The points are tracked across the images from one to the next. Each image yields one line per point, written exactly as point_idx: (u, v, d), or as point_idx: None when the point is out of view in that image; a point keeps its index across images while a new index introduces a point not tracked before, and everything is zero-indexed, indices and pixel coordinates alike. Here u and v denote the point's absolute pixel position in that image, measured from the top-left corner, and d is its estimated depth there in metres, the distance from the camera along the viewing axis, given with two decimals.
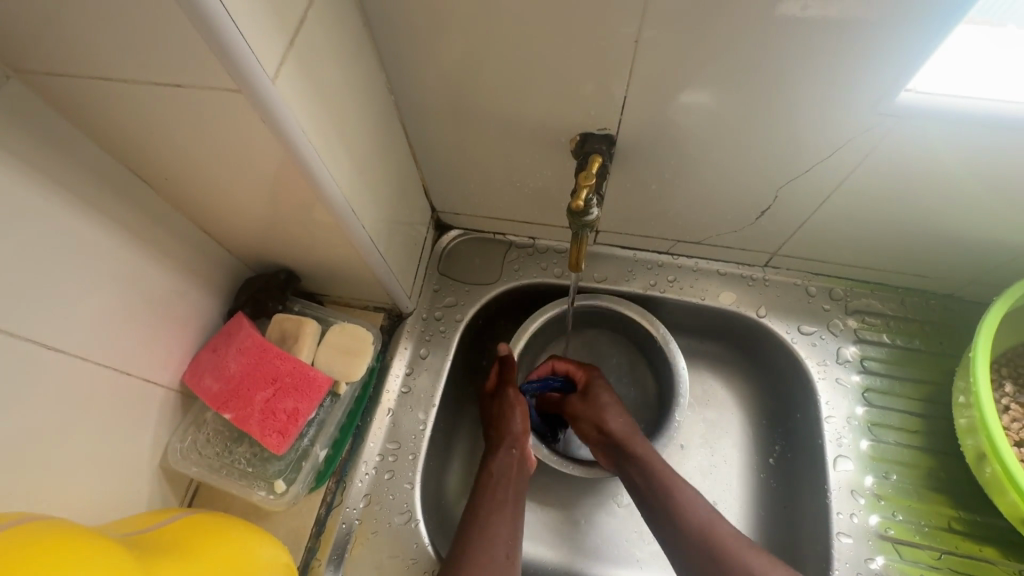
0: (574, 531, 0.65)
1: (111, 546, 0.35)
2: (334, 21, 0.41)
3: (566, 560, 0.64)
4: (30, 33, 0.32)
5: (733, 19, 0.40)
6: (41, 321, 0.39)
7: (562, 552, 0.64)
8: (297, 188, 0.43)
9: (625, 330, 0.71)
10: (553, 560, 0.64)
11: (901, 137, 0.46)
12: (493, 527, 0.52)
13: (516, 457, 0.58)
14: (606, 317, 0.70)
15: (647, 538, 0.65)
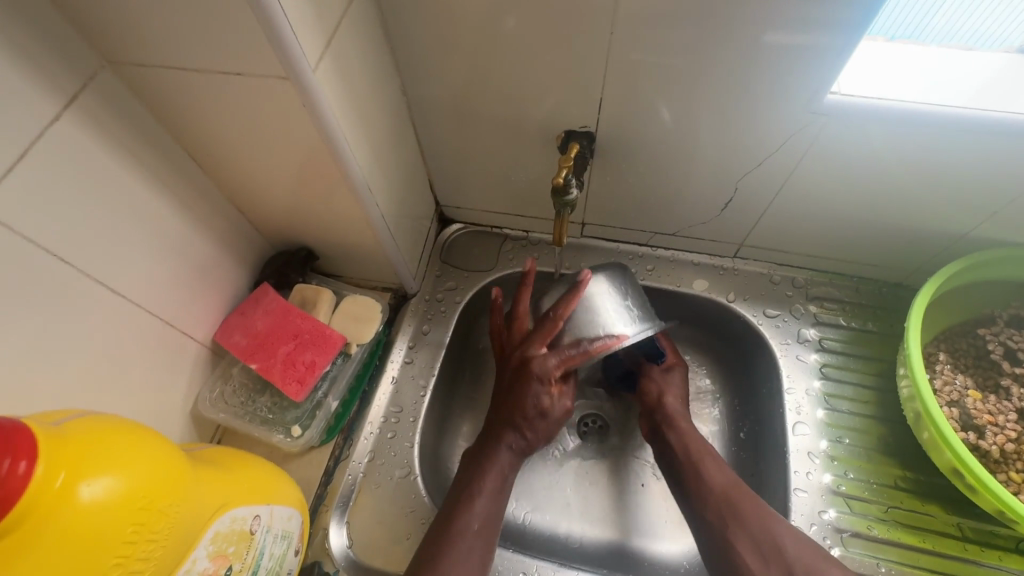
0: (560, 499, 0.71)
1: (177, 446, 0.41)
2: (361, 31, 0.49)
3: (551, 524, 0.69)
4: (124, 31, 0.40)
5: (687, 36, 0.49)
6: (106, 267, 0.46)
7: (548, 516, 0.70)
8: (324, 169, 0.51)
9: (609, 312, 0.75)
10: (536, 521, 0.69)
11: (835, 136, 0.54)
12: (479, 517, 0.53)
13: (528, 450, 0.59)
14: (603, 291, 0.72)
15: (627, 505, 0.70)
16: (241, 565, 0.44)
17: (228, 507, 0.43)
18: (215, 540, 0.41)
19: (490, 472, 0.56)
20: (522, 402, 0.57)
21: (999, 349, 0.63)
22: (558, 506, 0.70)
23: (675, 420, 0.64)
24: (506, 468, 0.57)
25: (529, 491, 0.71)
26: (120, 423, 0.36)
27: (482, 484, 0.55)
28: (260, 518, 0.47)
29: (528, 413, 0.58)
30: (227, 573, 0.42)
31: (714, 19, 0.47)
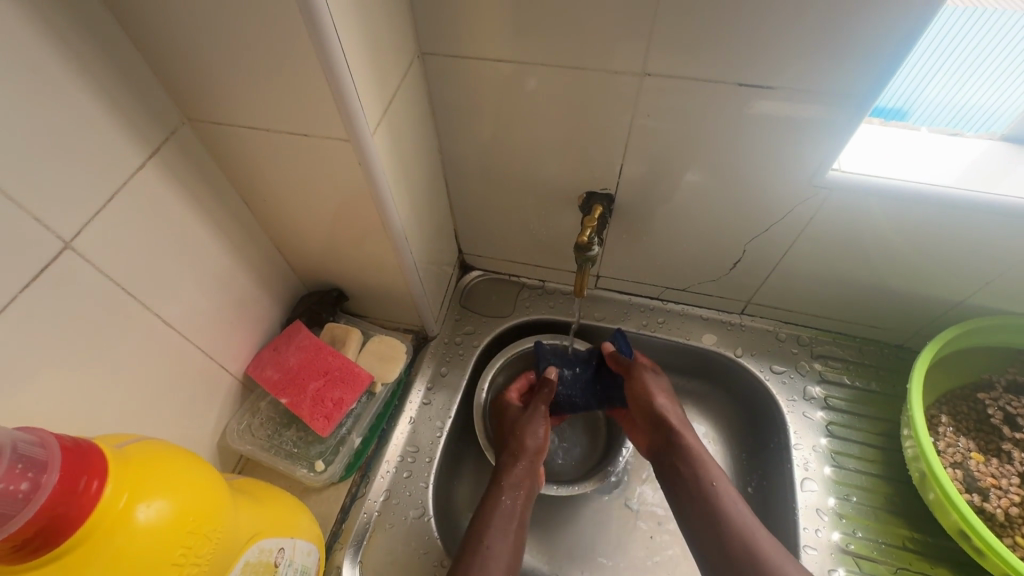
0: (569, 549, 0.70)
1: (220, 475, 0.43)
2: (410, 99, 0.55)
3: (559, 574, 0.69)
4: (209, 96, 0.46)
5: (702, 113, 0.54)
6: (163, 301, 0.50)
7: (556, 566, 0.69)
8: (367, 217, 0.56)
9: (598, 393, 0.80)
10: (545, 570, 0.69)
11: (837, 206, 0.59)
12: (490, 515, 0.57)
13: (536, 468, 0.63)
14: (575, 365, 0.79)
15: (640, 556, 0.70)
16: None
17: (258, 539, 0.44)
18: (246, 569, 0.42)
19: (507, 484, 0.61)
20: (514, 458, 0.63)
21: (998, 414, 0.65)
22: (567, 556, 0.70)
23: (681, 435, 0.63)
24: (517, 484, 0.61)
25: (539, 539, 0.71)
26: (176, 453, 0.38)
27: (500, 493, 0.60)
28: (285, 552, 0.48)
29: (524, 470, 0.62)
30: None
31: (727, 102, 0.53)
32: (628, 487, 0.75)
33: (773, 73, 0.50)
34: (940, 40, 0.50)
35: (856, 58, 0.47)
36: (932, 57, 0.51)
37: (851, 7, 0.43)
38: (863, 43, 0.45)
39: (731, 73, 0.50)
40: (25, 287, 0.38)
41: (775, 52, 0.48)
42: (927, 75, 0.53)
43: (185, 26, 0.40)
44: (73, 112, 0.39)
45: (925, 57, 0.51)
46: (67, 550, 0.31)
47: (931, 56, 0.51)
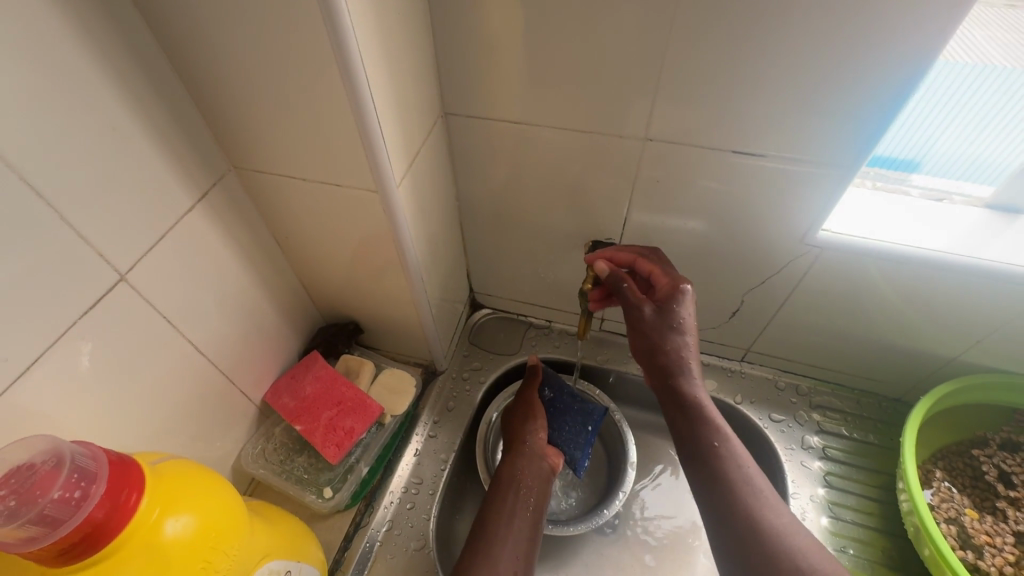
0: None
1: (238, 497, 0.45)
2: (434, 153, 0.61)
3: None
4: (256, 148, 0.51)
5: (700, 171, 0.59)
6: (198, 330, 0.54)
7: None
8: (389, 258, 0.60)
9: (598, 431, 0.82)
10: None
11: (828, 262, 0.63)
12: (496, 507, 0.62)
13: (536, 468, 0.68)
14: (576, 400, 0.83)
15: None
16: None
17: (269, 559, 0.46)
18: None
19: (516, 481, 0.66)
20: (515, 464, 0.68)
21: (993, 471, 0.65)
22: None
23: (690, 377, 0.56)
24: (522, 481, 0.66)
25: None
26: (203, 472, 0.42)
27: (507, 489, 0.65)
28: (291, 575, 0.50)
29: (528, 473, 0.67)
30: None
31: (722, 164, 0.58)
32: (627, 528, 0.76)
33: (765, 140, 0.55)
34: (939, 92, 0.52)
35: (840, 128, 0.52)
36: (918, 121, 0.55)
37: (832, 84, 0.49)
38: (847, 116, 0.51)
39: (726, 140, 0.56)
40: (82, 315, 0.42)
41: (766, 121, 0.53)
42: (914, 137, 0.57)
43: (243, 89, 0.46)
44: (138, 162, 0.44)
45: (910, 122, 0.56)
46: (102, 558, 0.34)
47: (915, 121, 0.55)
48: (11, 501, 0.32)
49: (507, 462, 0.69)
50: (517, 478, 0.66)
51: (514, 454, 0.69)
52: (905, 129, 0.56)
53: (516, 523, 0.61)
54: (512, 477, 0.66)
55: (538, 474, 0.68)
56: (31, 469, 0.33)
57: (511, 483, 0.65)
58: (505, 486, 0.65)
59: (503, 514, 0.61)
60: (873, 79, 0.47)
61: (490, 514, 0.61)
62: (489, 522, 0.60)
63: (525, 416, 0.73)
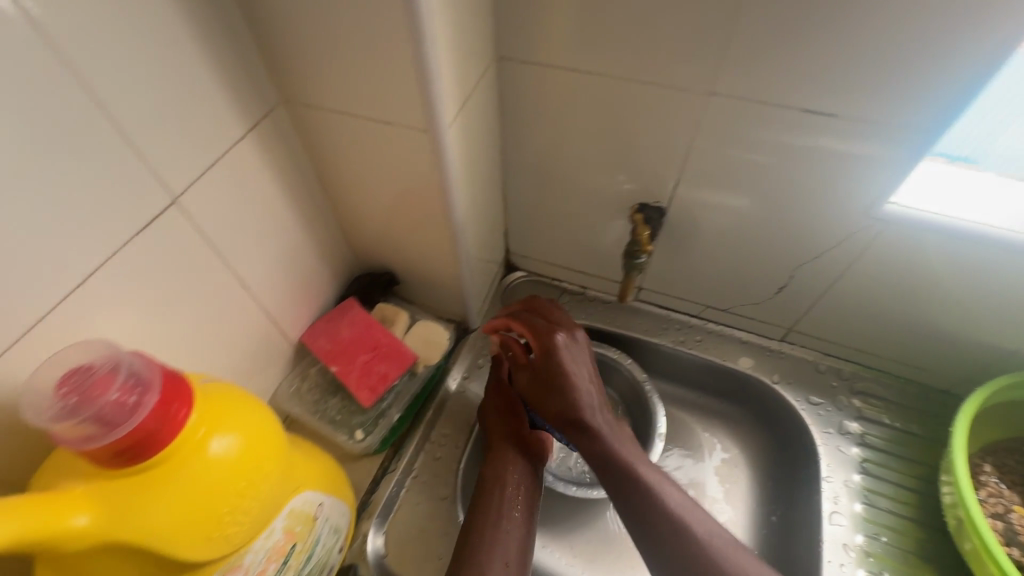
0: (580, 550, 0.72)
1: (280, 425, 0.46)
2: (484, 99, 0.59)
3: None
4: (308, 80, 0.50)
5: (765, 134, 0.56)
6: (242, 264, 0.54)
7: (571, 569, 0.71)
8: (432, 205, 0.59)
9: (627, 400, 0.81)
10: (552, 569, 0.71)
11: (891, 240, 0.59)
12: (489, 502, 0.57)
13: (522, 462, 0.62)
14: (605, 365, 0.82)
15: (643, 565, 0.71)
16: (302, 545, 0.48)
17: (304, 488, 0.47)
18: (290, 516, 0.45)
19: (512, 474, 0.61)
20: (496, 464, 0.62)
21: None
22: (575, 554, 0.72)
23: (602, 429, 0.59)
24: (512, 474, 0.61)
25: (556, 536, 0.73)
26: (247, 396, 0.42)
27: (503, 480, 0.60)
28: (323, 507, 0.51)
29: (513, 473, 0.61)
30: (291, 550, 0.46)
31: (787, 127, 0.54)
32: None
33: (843, 101, 0.50)
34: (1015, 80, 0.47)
35: (927, 90, 0.47)
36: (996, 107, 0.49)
37: (928, 39, 0.44)
38: (935, 73, 0.46)
39: (798, 98, 0.52)
40: (137, 233, 0.43)
41: (844, 78, 0.49)
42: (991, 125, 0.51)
43: (299, 13, 0.44)
44: (194, 83, 0.43)
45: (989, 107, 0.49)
46: (153, 466, 0.35)
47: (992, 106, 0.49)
48: (72, 398, 0.32)
49: (487, 462, 0.63)
50: (501, 480, 0.60)
51: (494, 453, 0.63)
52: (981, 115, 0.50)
53: (507, 534, 0.55)
54: (495, 480, 0.60)
55: (522, 470, 0.62)
56: (93, 369, 0.34)
57: (494, 486, 0.59)
58: (489, 489, 0.59)
59: (489, 525, 0.55)
60: (977, 33, 0.43)
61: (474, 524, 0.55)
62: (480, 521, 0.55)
63: (507, 409, 0.67)
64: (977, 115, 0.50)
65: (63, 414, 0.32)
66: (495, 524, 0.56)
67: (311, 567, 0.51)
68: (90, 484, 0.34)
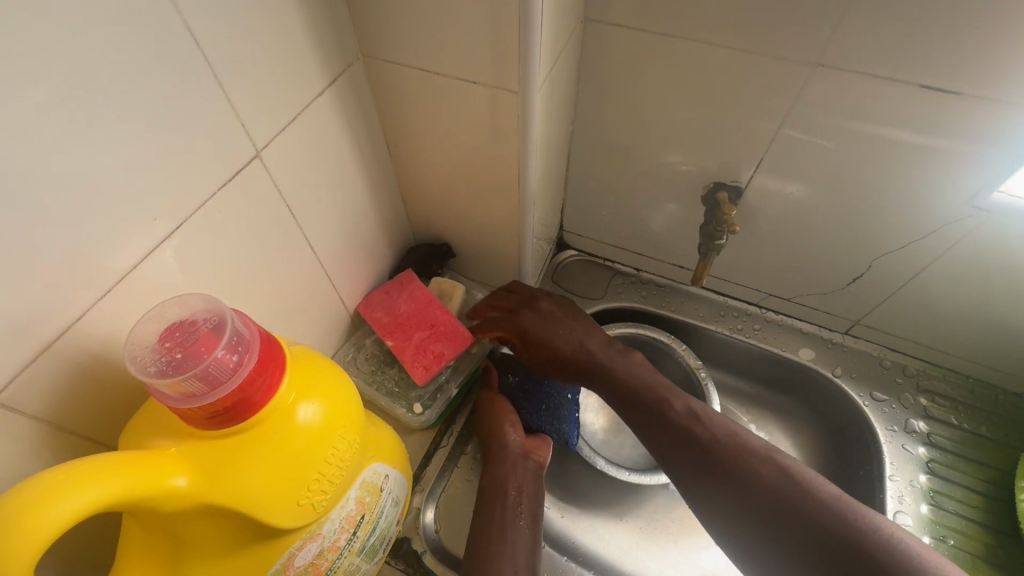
0: (616, 531, 0.71)
1: None
2: (567, 63, 0.55)
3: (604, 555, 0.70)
4: (392, 33, 0.47)
5: (870, 112, 0.52)
6: (311, 226, 0.52)
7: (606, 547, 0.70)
8: (505, 175, 0.57)
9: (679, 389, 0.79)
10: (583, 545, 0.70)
11: (992, 233, 0.55)
12: (489, 522, 0.57)
13: (523, 473, 0.61)
14: (656, 350, 0.79)
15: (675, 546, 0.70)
16: (369, 517, 0.47)
17: (374, 460, 0.46)
18: (361, 486, 0.44)
19: (511, 484, 0.60)
20: (495, 473, 0.61)
21: None
22: (605, 531, 0.71)
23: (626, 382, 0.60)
24: (511, 485, 0.60)
25: (603, 520, 0.72)
26: (330, 365, 0.40)
27: (505, 492, 0.59)
28: (388, 480, 0.50)
29: (513, 481, 0.60)
30: (360, 521, 0.45)
31: (900, 104, 0.50)
32: None
33: (971, 78, 0.46)
34: None
35: None
36: None
37: None
38: None
39: (918, 73, 0.47)
40: (220, 186, 0.41)
41: (978, 51, 0.44)
42: None
43: None
44: (284, 30, 0.41)
45: None
46: (247, 428, 0.33)
47: None
48: (177, 353, 0.31)
49: (486, 471, 0.62)
50: (502, 488, 0.59)
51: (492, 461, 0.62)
52: None
53: (515, 544, 0.55)
54: (497, 491, 0.59)
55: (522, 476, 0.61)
56: (192, 325, 0.32)
57: (496, 496, 0.59)
58: (491, 499, 0.59)
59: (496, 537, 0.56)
60: None
61: (481, 537, 0.56)
62: (481, 543, 0.55)
63: (494, 416, 0.65)
64: None
65: (167, 369, 0.30)
66: (500, 537, 0.55)
67: (374, 539, 0.50)
68: (183, 444, 0.32)
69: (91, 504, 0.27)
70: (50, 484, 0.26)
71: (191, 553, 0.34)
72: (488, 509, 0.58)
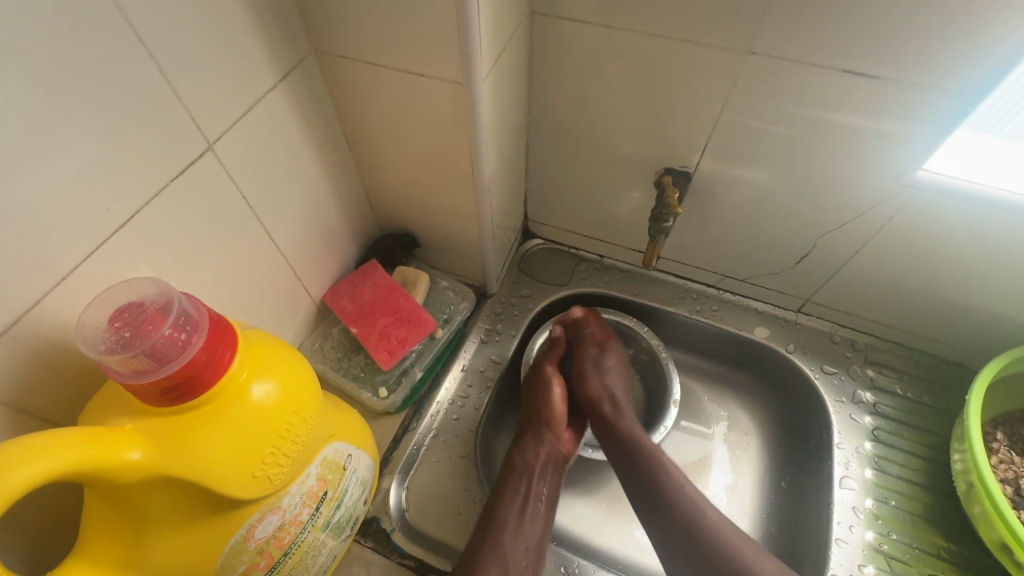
0: (581, 506, 0.74)
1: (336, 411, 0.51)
2: (516, 55, 0.57)
3: (570, 530, 0.72)
4: (341, 28, 0.49)
5: (801, 97, 0.55)
6: (271, 217, 0.54)
7: (572, 522, 0.73)
8: (460, 164, 0.59)
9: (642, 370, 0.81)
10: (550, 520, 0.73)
11: (919, 208, 0.59)
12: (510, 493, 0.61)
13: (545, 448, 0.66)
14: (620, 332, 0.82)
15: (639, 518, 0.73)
16: (332, 494, 0.49)
17: (334, 439, 0.48)
18: (322, 464, 0.46)
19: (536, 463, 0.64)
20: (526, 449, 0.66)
21: None
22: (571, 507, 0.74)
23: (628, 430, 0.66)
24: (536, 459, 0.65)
25: (569, 497, 0.75)
26: (284, 346, 0.42)
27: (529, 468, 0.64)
28: (352, 459, 0.52)
29: (539, 459, 0.65)
30: (323, 497, 0.48)
31: (828, 88, 0.53)
32: None
33: (887, 63, 0.49)
34: None
35: (974, 53, 0.46)
36: None
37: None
38: (983, 37, 0.45)
39: (841, 58, 0.50)
40: (174, 178, 0.42)
41: (891, 37, 0.48)
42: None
43: None
44: (232, 26, 0.42)
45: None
46: (200, 405, 0.35)
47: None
48: (125, 333, 0.33)
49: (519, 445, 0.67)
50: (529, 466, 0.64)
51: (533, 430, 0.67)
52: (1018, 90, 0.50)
53: (531, 522, 0.59)
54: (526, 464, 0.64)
55: (551, 454, 0.66)
56: (142, 307, 0.34)
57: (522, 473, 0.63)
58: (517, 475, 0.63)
59: (516, 502, 0.60)
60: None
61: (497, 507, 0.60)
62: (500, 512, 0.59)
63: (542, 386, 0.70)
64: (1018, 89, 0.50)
65: (116, 347, 0.32)
66: (520, 511, 0.60)
67: (339, 515, 0.52)
68: (138, 421, 0.34)
69: (44, 474, 0.29)
70: (7, 454, 0.28)
71: (149, 526, 0.36)
72: (512, 480, 0.62)
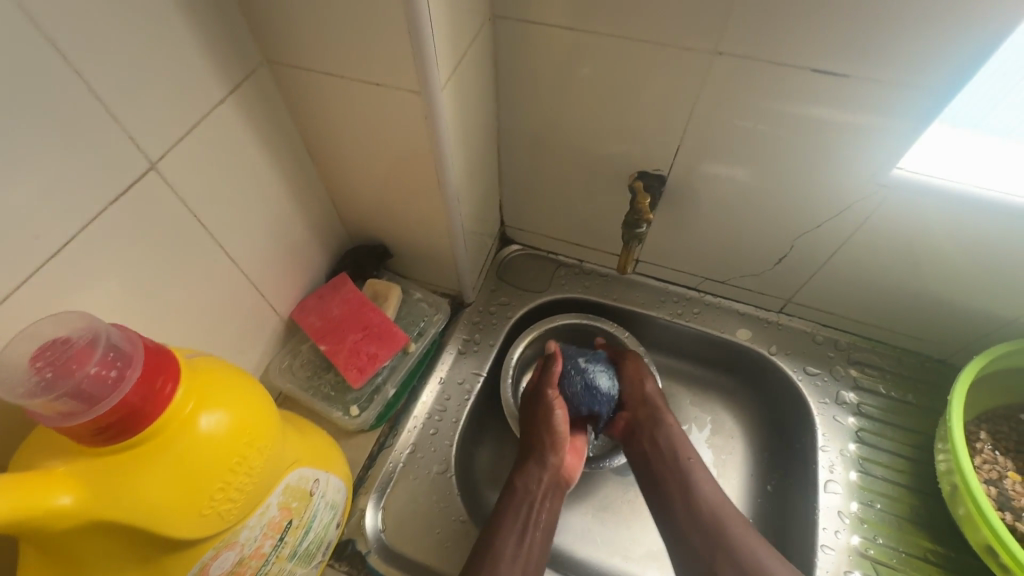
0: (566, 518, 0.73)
1: (298, 436, 0.48)
2: (479, 60, 0.56)
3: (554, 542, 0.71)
4: (291, 38, 0.47)
5: (770, 97, 0.54)
6: (229, 235, 0.52)
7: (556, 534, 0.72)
8: (425, 174, 0.57)
9: None
10: None
11: (894, 207, 0.58)
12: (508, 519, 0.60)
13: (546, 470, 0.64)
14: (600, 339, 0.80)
15: (624, 528, 0.72)
16: (298, 522, 0.47)
17: (298, 465, 0.46)
18: (285, 492, 0.44)
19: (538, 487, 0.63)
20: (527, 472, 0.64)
21: None
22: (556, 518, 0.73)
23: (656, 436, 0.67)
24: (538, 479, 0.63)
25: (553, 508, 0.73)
26: (236, 372, 0.40)
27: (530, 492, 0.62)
28: (319, 483, 0.50)
29: (539, 481, 0.63)
30: (288, 526, 0.46)
31: (797, 88, 0.52)
32: None
33: (855, 62, 0.48)
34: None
35: (941, 51, 0.45)
36: (1006, 76, 0.47)
37: None
38: (949, 34, 0.44)
39: (808, 58, 0.49)
40: (114, 201, 0.40)
41: (857, 35, 0.46)
42: (993, 96, 0.50)
43: None
44: (171, 40, 0.40)
45: (999, 77, 0.48)
46: (139, 443, 0.33)
47: (1000, 77, 0.47)
48: (47, 373, 0.31)
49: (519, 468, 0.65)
50: (529, 490, 0.63)
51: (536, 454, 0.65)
52: (986, 86, 0.49)
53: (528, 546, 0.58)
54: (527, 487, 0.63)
55: (553, 481, 0.64)
56: (68, 343, 0.32)
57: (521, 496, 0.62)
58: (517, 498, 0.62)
59: (516, 526, 0.59)
60: None
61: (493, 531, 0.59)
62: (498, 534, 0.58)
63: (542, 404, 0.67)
64: (987, 84, 0.49)
65: (37, 389, 0.31)
66: (517, 534, 0.59)
67: (308, 543, 0.50)
68: (73, 462, 0.32)
69: None
70: None
71: (89, 573, 0.34)
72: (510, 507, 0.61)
